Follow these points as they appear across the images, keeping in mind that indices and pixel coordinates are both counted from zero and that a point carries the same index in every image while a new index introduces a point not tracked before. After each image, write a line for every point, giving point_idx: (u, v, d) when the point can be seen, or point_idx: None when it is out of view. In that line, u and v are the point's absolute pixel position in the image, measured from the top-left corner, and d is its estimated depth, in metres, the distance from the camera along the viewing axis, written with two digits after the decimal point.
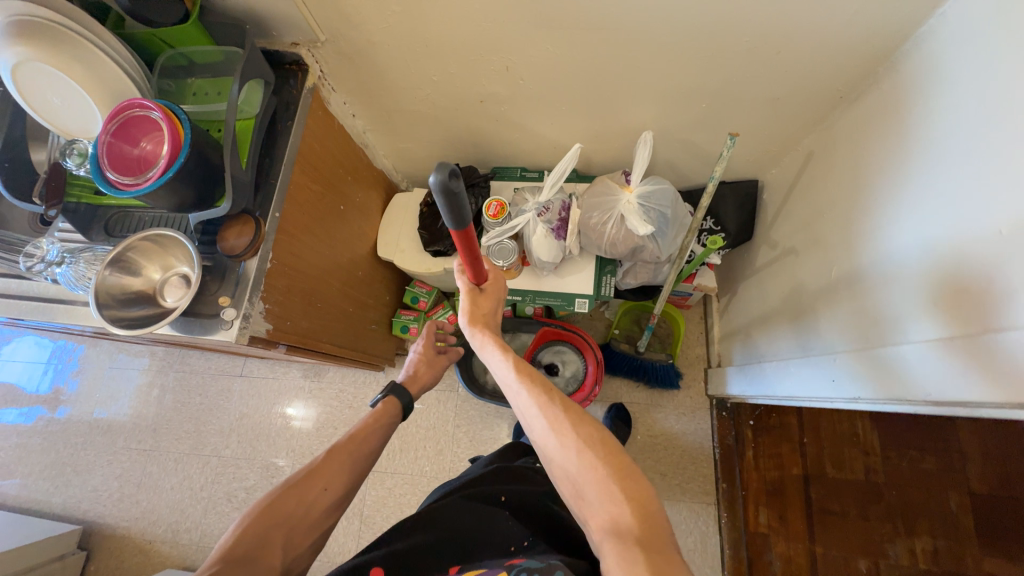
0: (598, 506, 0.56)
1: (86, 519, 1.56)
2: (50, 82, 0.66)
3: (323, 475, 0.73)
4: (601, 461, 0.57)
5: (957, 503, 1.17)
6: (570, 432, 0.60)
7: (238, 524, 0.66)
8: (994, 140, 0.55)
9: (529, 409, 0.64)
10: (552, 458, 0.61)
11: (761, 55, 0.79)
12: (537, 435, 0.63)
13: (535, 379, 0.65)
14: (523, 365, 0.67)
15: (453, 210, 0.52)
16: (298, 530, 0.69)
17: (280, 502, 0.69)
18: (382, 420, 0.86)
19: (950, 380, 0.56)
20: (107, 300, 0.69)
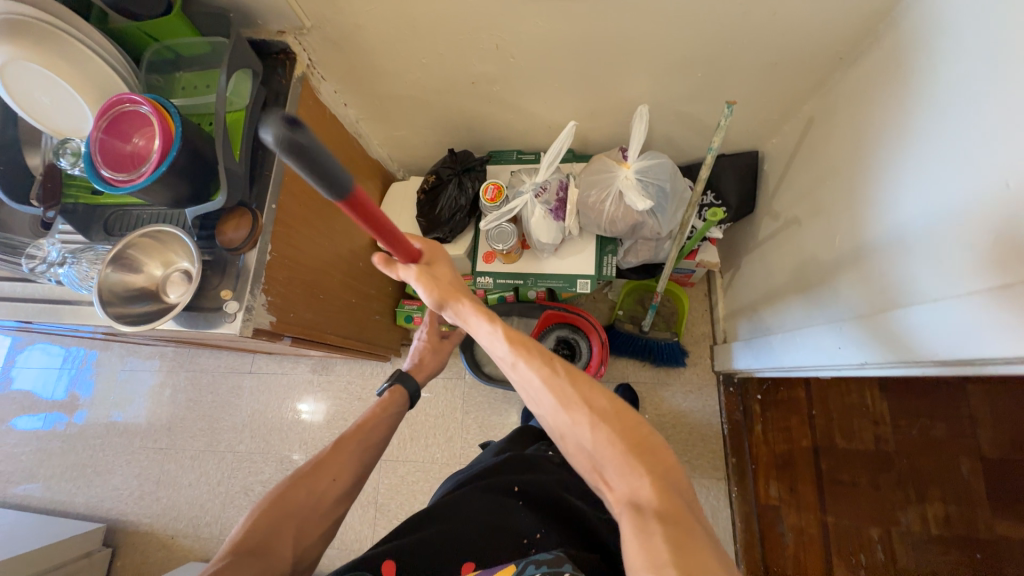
0: (617, 479, 0.56)
1: (109, 517, 1.60)
2: (39, 81, 0.66)
3: (332, 466, 0.75)
4: (616, 436, 0.58)
5: (969, 468, 1.18)
6: (581, 406, 0.60)
7: (249, 516, 0.67)
8: (999, 91, 0.54)
9: (534, 382, 0.63)
10: (564, 431, 0.61)
11: (756, 18, 0.77)
12: (547, 410, 0.63)
13: (530, 350, 0.64)
14: (514, 337, 0.66)
15: (319, 174, 0.41)
16: (309, 521, 0.70)
17: (289, 494, 0.70)
18: (388, 411, 0.87)
19: (955, 339, 0.56)
20: (111, 298, 0.70)
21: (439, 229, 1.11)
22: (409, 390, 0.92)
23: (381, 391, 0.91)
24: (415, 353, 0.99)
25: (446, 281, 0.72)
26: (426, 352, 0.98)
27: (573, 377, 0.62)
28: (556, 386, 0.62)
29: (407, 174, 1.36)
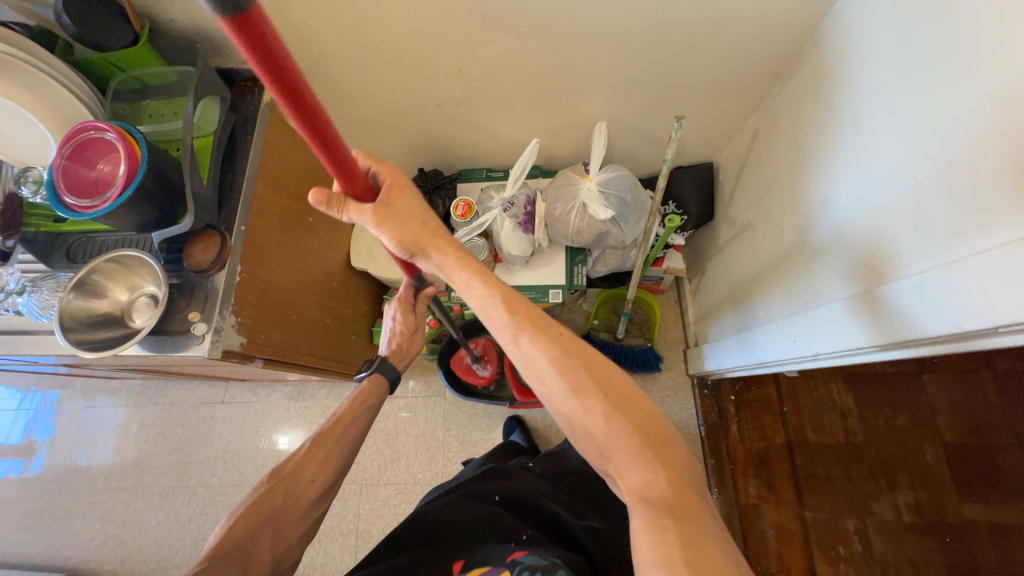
0: (627, 470, 0.56)
1: (68, 566, 1.50)
2: (4, 112, 0.67)
3: (309, 467, 0.74)
4: (633, 428, 0.57)
5: (932, 454, 1.24)
6: (597, 394, 0.58)
7: (224, 523, 0.66)
8: (913, 98, 0.60)
9: (538, 361, 0.61)
10: (572, 416, 0.60)
11: (695, 41, 0.84)
12: (555, 393, 0.60)
13: (540, 329, 0.61)
14: (527, 314, 0.62)
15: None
16: (287, 521, 0.69)
17: (266, 497, 0.69)
18: (367, 402, 0.86)
19: (875, 324, 0.62)
20: (72, 324, 0.69)
21: None
22: (389, 375, 0.92)
23: (360, 378, 0.91)
24: (392, 337, 0.97)
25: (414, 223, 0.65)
26: (402, 337, 0.97)
27: (587, 360, 0.60)
28: (564, 368, 0.59)
29: None
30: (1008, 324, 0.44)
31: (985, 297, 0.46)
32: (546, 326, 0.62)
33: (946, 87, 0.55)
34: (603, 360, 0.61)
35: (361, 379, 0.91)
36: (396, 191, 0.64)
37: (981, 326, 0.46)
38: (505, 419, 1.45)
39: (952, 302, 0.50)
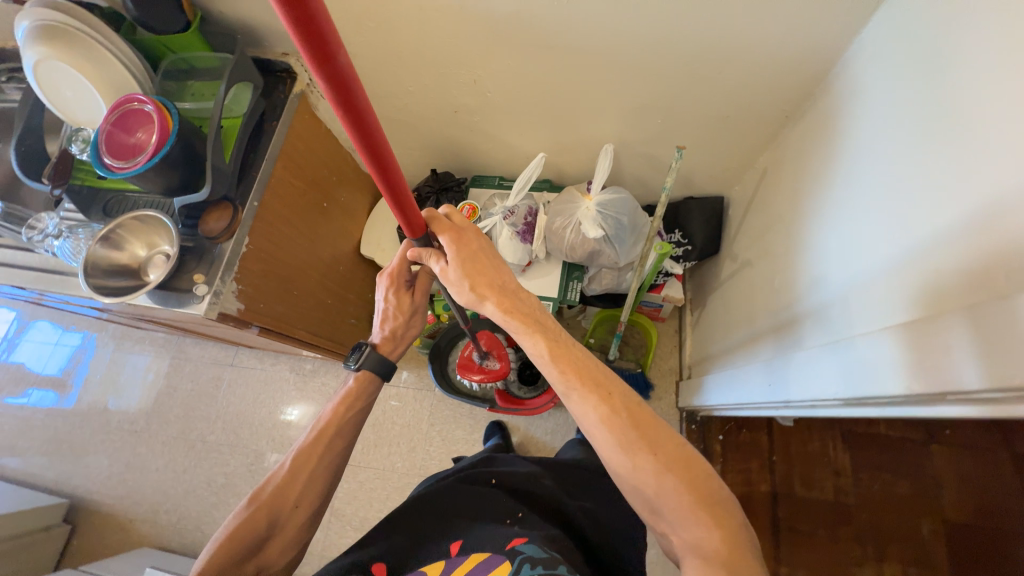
0: (678, 527, 0.60)
1: (74, 494, 1.63)
2: (67, 78, 0.77)
3: (293, 493, 0.75)
4: (683, 485, 0.60)
5: (930, 529, 1.14)
6: (645, 452, 0.62)
7: (210, 549, 0.70)
8: (904, 153, 0.59)
9: (588, 418, 0.65)
10: (621, 473, 0.63)
11: (702, 75, 0.85)
12: (601, 447, 0.65)
13: (587, 384, 0.66)
14: (576, 361, 0.68)
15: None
16: (271, 549, 0.73)
17: (249, 525, 0.72)
18: (349, 414, 0.82)
19: (841, 378, 0.61)
20: (93, 271, 0.77)
21: None
22: (379, 367, 0.87)
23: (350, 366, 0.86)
24: (385, 320, 0.90)
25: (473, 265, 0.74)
26: (395, 320, 0.90)
27: (635, 419, 0.64)
28: (615, 425, 0.63)
29: None
30: (960, 393, 0.43)
31: (934, 363, 0.45)
32: (598, 382, 0.66)
33: (932, 146, 0.55)
34: (651, 418, 0.65)
35: (350, 372, 0.85)
36: (456, 236, 0.75)
37: (931, 391, 0.46)
38: (487, 422, 1.47)
39: (908, 364, 0.49)
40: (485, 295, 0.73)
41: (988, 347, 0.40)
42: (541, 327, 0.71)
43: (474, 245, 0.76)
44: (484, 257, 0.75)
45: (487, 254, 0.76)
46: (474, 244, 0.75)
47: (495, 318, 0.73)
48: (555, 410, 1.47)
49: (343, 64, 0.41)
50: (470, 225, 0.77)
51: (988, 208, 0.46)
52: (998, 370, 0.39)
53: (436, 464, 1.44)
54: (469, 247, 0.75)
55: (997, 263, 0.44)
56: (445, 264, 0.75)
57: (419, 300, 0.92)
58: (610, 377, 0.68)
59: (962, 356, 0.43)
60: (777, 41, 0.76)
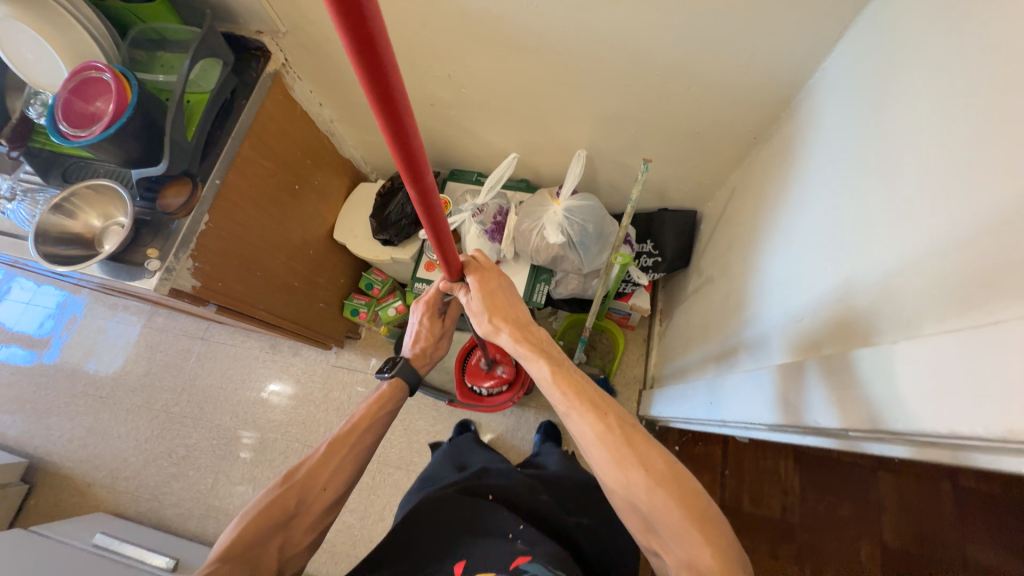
0: (672, 544, 0.59)
1: (34, 455, 1.63)
2: (26, 39, 0.75)
3: (323, 475, 0.74)
4: (674, 502, 0.60)
5: (867, 552, 1.17)
6: (637, 467, 0.63)
7: (238, 523, 0.67)
8: (847, 189, 0.61)
9: (586, 436, 0.68)
10: (615, 489, 0.65)
11: (673, 89, 0.85)
12: (597, 465, 0.67)
13: (585, 402, 0.69)
14: (574, 381, 0.72)
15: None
16: (297, 529, 0.70)
17: (279, 503, 0.70)
18: (386, 408, 0.84)
19: (768, 403, 0.64)
20: (43, 237, 0.77)
21: (386, 231, 1.19)
22: (408, 377, 0.90)
23: (382, 376, 0.89)
24: (417, 338, 0.95)
25: (495, 296, 0.82)
26: (426, 338, 0.95)
27: (629, 437, 0.66)
28: (609, 442, 0.66)
29: (380, 176, 1.45)
30: (862, 429, 0.46)
31: (847, 400, 0.48)
32: (594, 402, 0.70)
33: (871, 186, 0.56)
34: (643, 436, 0.67)
35: (382, 380, 0.89)
36: (480, 272, 0.84)
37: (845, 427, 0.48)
38: (450, 415, 1.48)
39: (823, 399, 0.52)
40: (499, 326, 0.80)
41: (880, 386, 0.44)
42: (548, 353, 0.76)
43: (494, 284, 0.83)
44: (501, 295, 0.82)
45: (504, 294, 0.83)
46: (494, 283, 0.83)
47: (508, 348, 0.80)
48: (519, 408, 1.47)
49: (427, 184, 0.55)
50: (492, 263, 0.85)
51: (902, 255, 0.49)
52: (895, 414, 0.42)
53: (395, 453, 1.45)
54: (490, 286, 0.83)
55: (911, 307, 0.46)
56: (469, 296, 0.83)
57: (450, 325, 0.99)
58: (604, 398, 0.71)
59: (864, 396, 0.46)
60: (745, 63, 0.76)
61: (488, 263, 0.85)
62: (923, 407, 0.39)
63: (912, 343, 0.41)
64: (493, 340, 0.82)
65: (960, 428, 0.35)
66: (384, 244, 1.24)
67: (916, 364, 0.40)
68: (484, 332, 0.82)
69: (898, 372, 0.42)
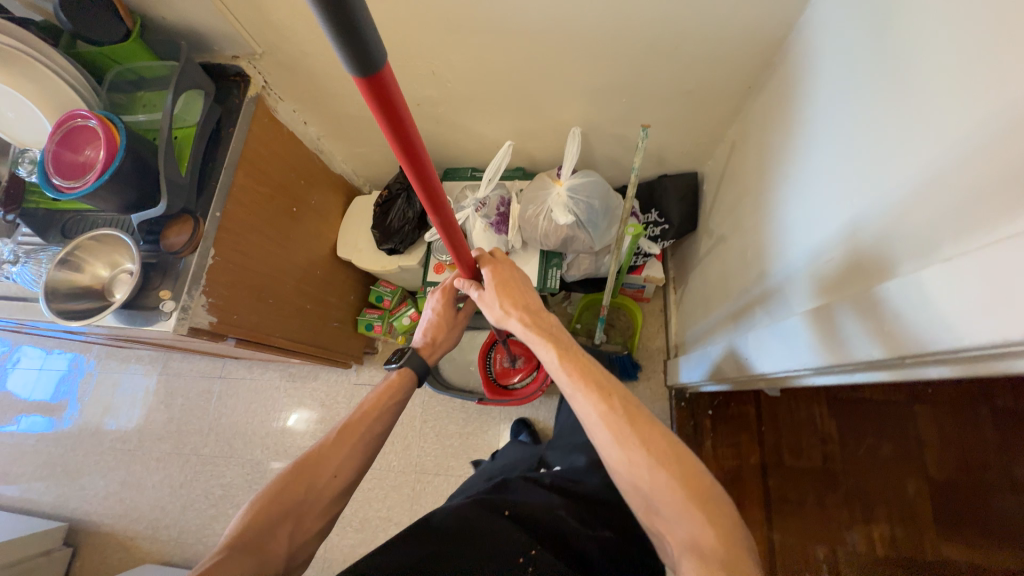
0: (676, 524, 0.58)
1: (73, 517, 1.63)
2: (7, 99, 0.74)
3: (332, 461, 0.72)
4: (677, 481, 0.60)
5: (915, 488, 1.16)
6: (639, 446, 0.62)
7: (246, 510, 0.65)
8: (857, 118, 0.59)
9: (590, 417, 0.67)
10: (617, 469, 0.64)
11: (662, 51, 0.84)
12: (600, 445, 0.66)
13: (588, 384, 0.69)
14: (577, 364, 0.72)
15: (345, 32, 0.31)
16: (306, 515, 0.68)
17: (288, 489, 0.68)
18: (395, 398, 0.82)
19: (805, 347, 0.63)
20: (54, 295, 0.76)
21: (391, 240, 1.18)
22: (417, 367, 0.88)
23: (389, 367, 0.88)
24: (428, 328, 0.93)
25: (504, 280, 0.82)
26: (437, 328, 0.93)
27: (632, 418, 0.65)
28: (611, 421, 0.65)
29: (373, 188, 1.44)
30: (911, 356, 0.44)
31: (890, 330, 0.46)
32: (599, 384, 0.69)
33: (884, 109, 0.54)
34: (647, 417, 0.66)
35: (392, 371, 0.88)
36: (492, 264, 0.84)
37: (891, 356, 0.46)
38: (479, 414, 1.47)
39: (867, 333, 0.50)
40: (510, 311, 0.80)
41: (920, 308, 0.43)
42: (555, 338, 0.75)
43: (507, 274, 0.83)
44: (514, 283, 0.83)
45: (516, 280, 0.83)
46: (507, 274, 0.83)
47: (519, 333, 0.79)
48: (546, 397, 1.47)
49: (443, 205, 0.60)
50: (506, 257, 0.86)
51: (925, 173, 0.48)
52: (939, 333, 0.40)
53: (431, 460, 1.44)
54: (502, 273, 0.83)
55: (946, 222, 0.45)
56: (483, 290, 0.83)
57: (462, 320, 0.97)
58: (609, 380, 0.70)
59: (910, 321, 0.44)
60: (732, 12, 0.75)
61: (502, 257, 0.85)
62: (963, 320, 0.38)
63: (951, 260, 0.40)
64: (504, 326, 0.82)
65: (1010, 335, 0.34)
66: (390, 254, 1.23)
67: (953, 280, 0.39)
68: (497, 319, 0.82)
69: (937, 291, 0.41)
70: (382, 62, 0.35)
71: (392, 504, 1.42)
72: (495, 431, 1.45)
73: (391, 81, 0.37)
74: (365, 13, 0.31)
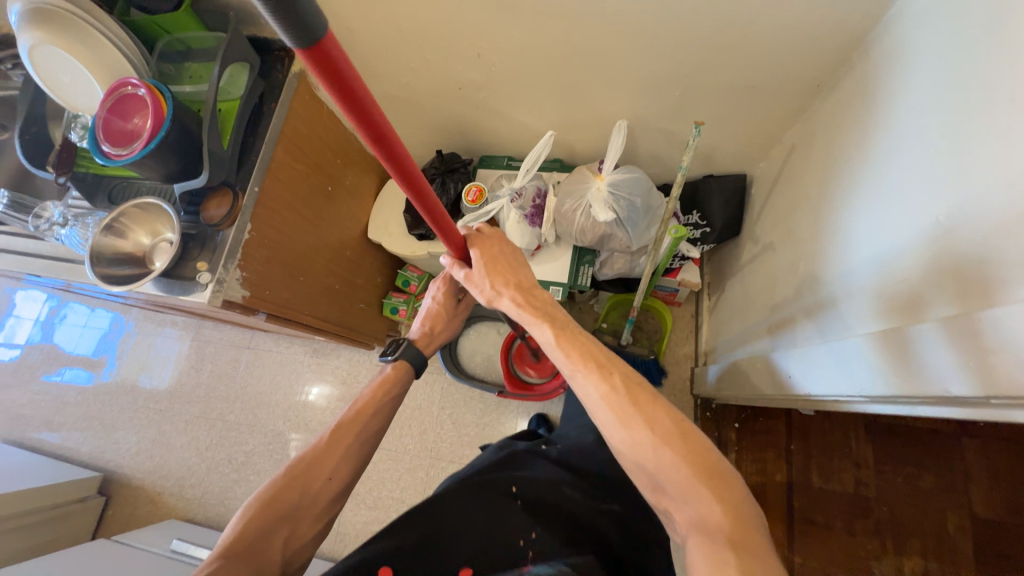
0: (683, 503, 0.55)
1: (107, 468, 1.72)
2: (61, 62, 0.75)
3: (327, 465, 0.71)
4: (682, 460, 0.56)
5: (956, 525, 1.08)
6: (644, 426, 0.59)
7: (242, 515, 0.65)
8: (952, 122, 0.53)
9: (591, 397, 0.64)
10: (622, 449, 0.61)
11: (726, 41, 0.78)
12: (603, 428, 0.62)
13: (589, 362, 0.65)
14: (574, 337, 0.68)
15: (277, 5, 0.29)
16: (302, 520, 0.68)
17: (283, 494, 0.67)
18: (390, 390, 0.80)
19: (868, 373, 0.58)
20: (98, 259, 0.78)
21: (423, 226, 1.17)
22: (413, 358, 0.85)
23: (385, 356, 0.85)
24: (427, 317, 0.90)
25: (493, 259, 0.78)
26: (436, 317, 0.91)
27: (635, 397, 0.61)
28: (614, 402, 0.61)
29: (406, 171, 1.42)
30: (1009, 397, 0.41)
31: (984, 366, 0.43)
32: (599, 362, 0.65)
33: (985, 113, 0.49)
34: (651, 395, 0.62)
35: (386, 364, 0.84)
36: (481, 243, 0.79)
37: (991, 394, 0.42)
38: (497, 407, 1.46)
39: (955, 365, 0.46)
40: (501, 291, 0.75)
41: None
42: (551, 316, 0.71)
43: (496, 249, 0.79)
44: (504, 260, 0.78)
45: (506, 257, 0.78)
46: (496, 249, 0.79)
47: (511, 313, 0.75)
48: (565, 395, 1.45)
49: (425, 186, 0.56)
50: (494, 232, 0.81)
51: None
52: None
53: (446, 448, 1.45)
54: (491, 251, 0.79)
55: None
56: (469, 268, 0.78)
57: (461, 313, 0.95)
58: (611, 358, 0.66)
59: (1016, 359, 0.40)
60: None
61: (488, 233, 0.81)
62: None
63: None
64: (495, 307, 0.77)
65: None
66: (420, 239, 1.21)
67: None
68: (485, 298, 0.77)
69: None
70: (323, 34, 0.32)
71: (406, 486, 1.44)
72: (512, 424, 1.44)
73: (339, 53, 0.34)
74: None
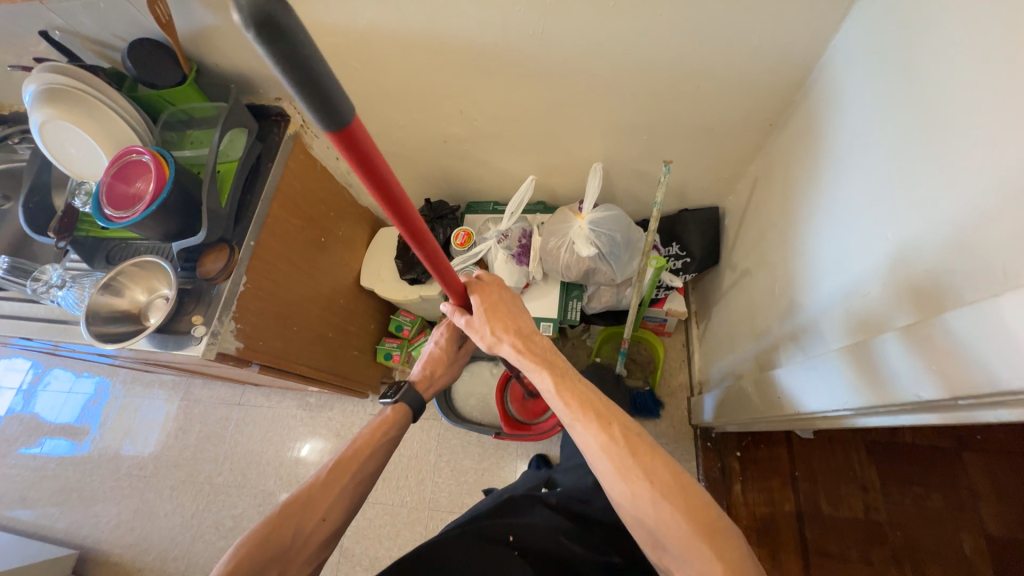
0: (683, 561, 0.56)
1: (83, 545, 1.61)
2: (68, 135, 0.80)
3: (322, 504, 0.69)
4: (682, 515, 0.57)
5: (972, 546, 1.02)
6: (643, 479, 0.59)
7: (231, 556, 0.62)
8: (892, 153, 0.59)
9: (589, 447, 0.64)
10: (622, 503, 0.61)
11: (682, 90, 0.87)
12: (601, 475, 0.63)
13: (588, 412, 0.66)
14: (572, 383, 0.69)
15: (312, 95, 0.33)
16: (292, 562, 0.65)
17: (275, 535, 0.65)
18: (388, 434, 0.79)
19: (846, 387, 0.60)
20: (94, 318, 0.80)
21: (413, 270, 1.20)
22: (413, 401, 0.85)
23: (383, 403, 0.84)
24: (428, 360, 0.91)
25: (494, 303, 0.80)
26: (438, 362, 0.92)
27: (633, 447, 0.62)
28: (613, 453, 0.62)
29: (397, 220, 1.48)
30: (972, 396, 0.43)
31: (945, 370, 0.45)
32: (598, 412, 0.66)
33: (919, 145, 0.55)
34: (649, 446, 0.62)
35: (386, 405, 0.83)
36: (481, 287, 0.82)
37: (954, 396, 0.44)
38: (496, 450, 1.43)
39: (920, 372, 0.48)
40: (501, 337, 0.77)
41: (994, 338, 0.41)
42: (551, 364, 0.73)
43: (496, 295, 0.81)
44: (504, 307, 0.80)
45: (506, 304, 0.80)
46: (495, 295, 0.81)
47: (511, 358, 0.76)
48: None
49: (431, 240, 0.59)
50: (493, 278, 0.84)
51: (973, 206, 0.47)
52: (1006, 363, 0.39)
53: (445, 497, 1.40)
54: (491, 298, 0.80)
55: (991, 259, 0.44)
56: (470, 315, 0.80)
57: (462, 358, 0.96)
58: (610, 407, 0.67)
59: (971, 361, 0.43)
60: (752, 53, 0.78)
61: (489, 279, 0.84)
62: None
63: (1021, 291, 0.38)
64: (495, 351, 0.79)
65: None
66: (412, 284, 1.24)
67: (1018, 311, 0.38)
68: (484, 343, 0.79)
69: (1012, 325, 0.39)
70: (350, 118, 0.36)
71: (404, 543, 1.37)
72: (511, 468, 1.41)
73: (362, 132, 0.38)
74: (323, 66, 0.32)
